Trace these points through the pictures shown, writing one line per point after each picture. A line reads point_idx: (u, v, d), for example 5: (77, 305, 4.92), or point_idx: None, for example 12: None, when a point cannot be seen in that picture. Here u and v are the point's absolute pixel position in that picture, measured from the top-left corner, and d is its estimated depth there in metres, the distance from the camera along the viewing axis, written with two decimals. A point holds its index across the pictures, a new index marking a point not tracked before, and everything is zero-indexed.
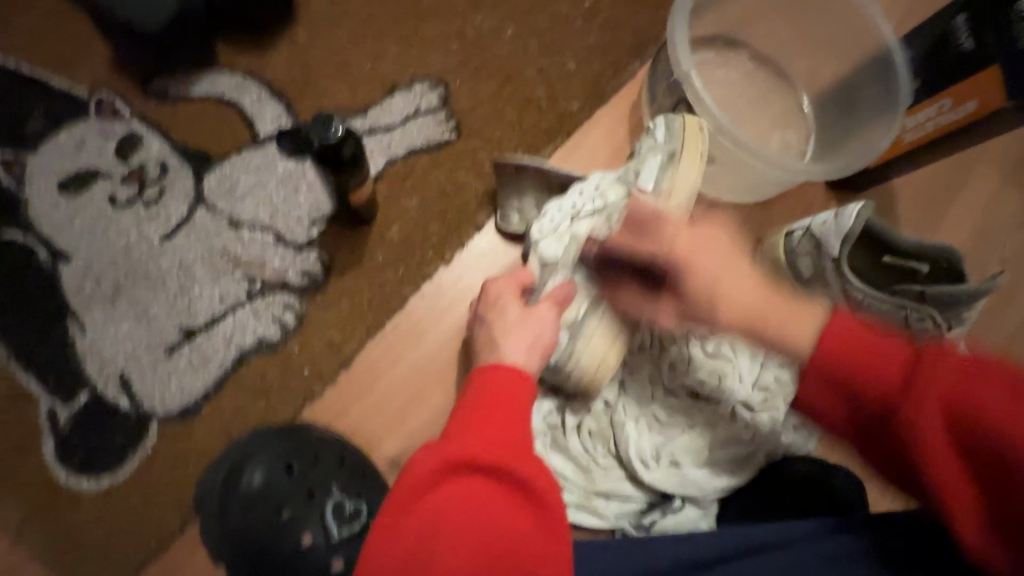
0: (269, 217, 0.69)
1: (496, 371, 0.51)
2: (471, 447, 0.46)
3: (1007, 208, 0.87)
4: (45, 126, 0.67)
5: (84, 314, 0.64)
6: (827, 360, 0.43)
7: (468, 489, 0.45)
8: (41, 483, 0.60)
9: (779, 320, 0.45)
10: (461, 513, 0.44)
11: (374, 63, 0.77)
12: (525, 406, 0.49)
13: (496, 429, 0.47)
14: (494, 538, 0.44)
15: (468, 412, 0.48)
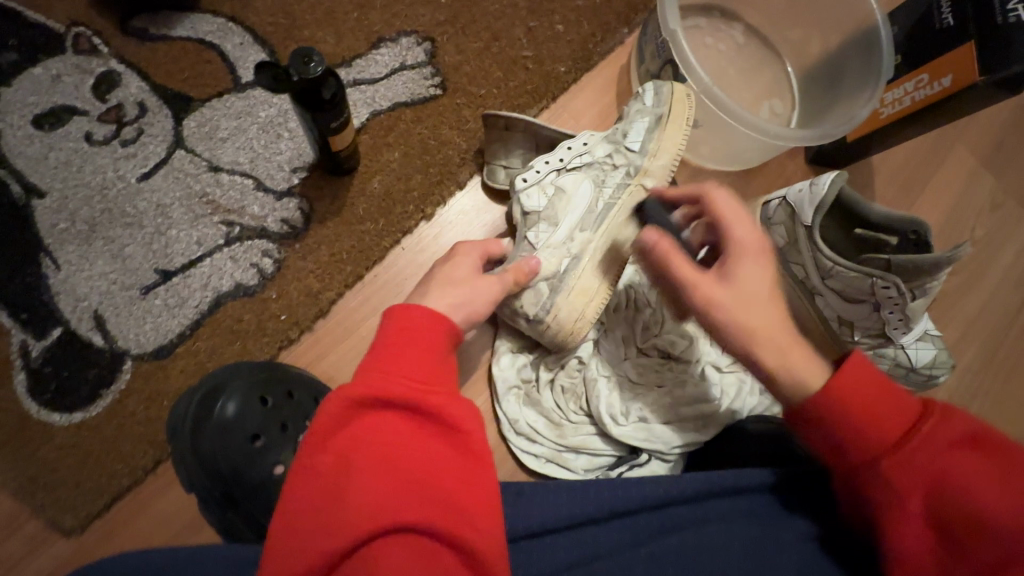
0: (250, 163, 0.69)
1: (410, 309, 0.43)
2: (383, 383, 0.40)
3: (977, 189, 0.90)
4: (20, 59, 0.66)
5: (58, 251, 0.63)
6: (835, 401, 0.42)
7: (377, 426, 0.39)
8: (13, 415, 0.60)
9: (792, 358, 0.45)
10: (370, 452, 0.38)
11: (361, 14, 0.76)
12: (442, 339, 0.44)
13: (411, 362, 0.41)
14: (414, 476, 0.38)
15: (378, 349, 0.42)
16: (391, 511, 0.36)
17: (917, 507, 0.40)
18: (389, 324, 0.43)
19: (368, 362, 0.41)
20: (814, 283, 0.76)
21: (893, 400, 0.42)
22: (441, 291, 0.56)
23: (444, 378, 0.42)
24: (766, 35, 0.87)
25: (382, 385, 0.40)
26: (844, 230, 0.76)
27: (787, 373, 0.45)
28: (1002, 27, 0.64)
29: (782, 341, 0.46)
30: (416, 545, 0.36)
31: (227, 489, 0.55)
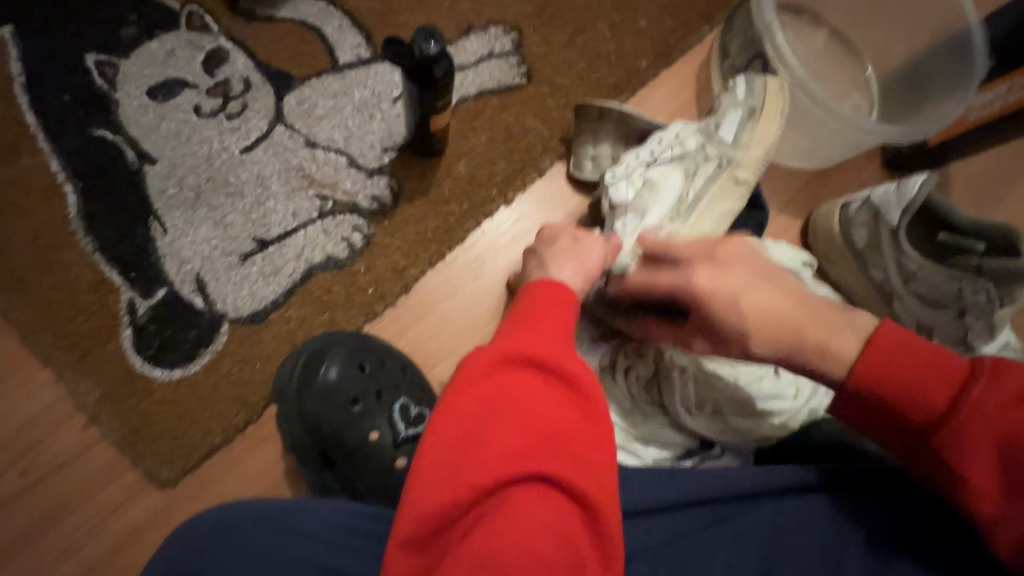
0: (344, 141, 0.71)
1: (549, 283, 0.48)
2: (522, 343, 0.42)
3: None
4: (138, 33, 0.69)
5: (167, 215, 0.66)
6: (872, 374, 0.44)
7: (517, 381, 0.41)
8: (118, 369, 0.63)
9: (813, 334, 0.45)
10: (513, 404, 0.40)
11: (452, 3, 0.78)
12: (570, 314, 0.46)
13: (552, 330, 0.44)
14: (547, 425, 0.39)
15: (516, 317, 0.45)
16: (527, 453, 0.38)
17: (982, 452, 0.40)
18: (532, 295, 0.47)
19: (508, 325, 0.45)
20: (895, 288, 0.75)
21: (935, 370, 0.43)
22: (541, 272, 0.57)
23: (572, 347, 0.44)
24: (852, 40, 0.91)
25: (524, 346, 0.42)
26: (926, 233, 0.75)
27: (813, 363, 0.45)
28: None
29: (802, 324, 0.46)
30: (549, 499, 0.37)
31: (326, 451, 0.59)
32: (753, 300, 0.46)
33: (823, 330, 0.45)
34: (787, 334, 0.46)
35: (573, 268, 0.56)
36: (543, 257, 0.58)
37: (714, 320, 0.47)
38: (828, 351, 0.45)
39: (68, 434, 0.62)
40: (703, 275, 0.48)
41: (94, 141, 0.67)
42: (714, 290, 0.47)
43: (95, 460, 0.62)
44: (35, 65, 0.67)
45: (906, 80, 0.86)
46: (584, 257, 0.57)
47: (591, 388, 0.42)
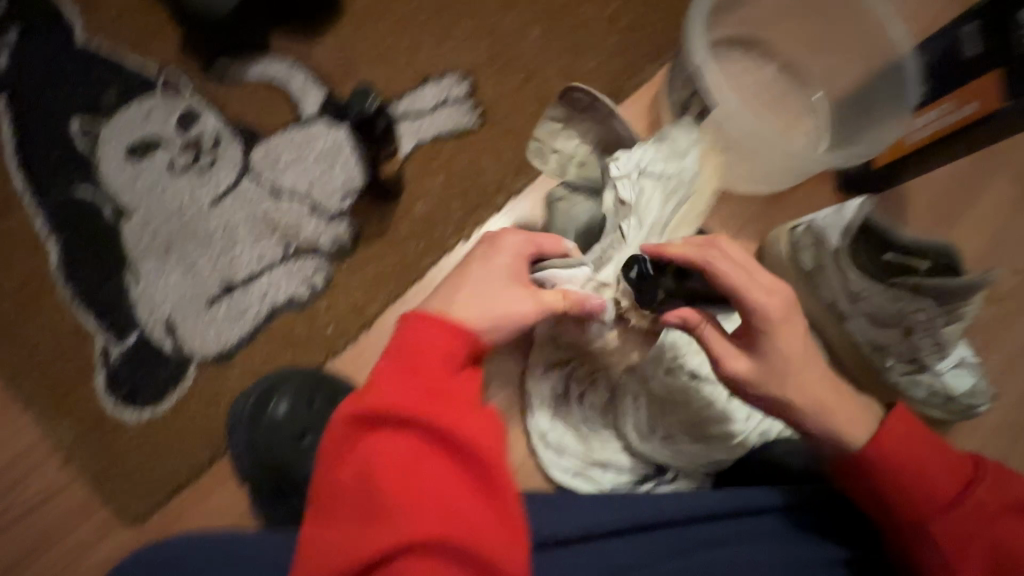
0: (307, 189, 0.76)
1: (426, 318, 0.49)
2: (392, 397, 0.44)
3: (991, 223, 0.94)
4: (118, 98, 0.75)
5: (140, 265, 0.71)
6: (886, 454, 0.54)
7: (389, 437, 0.43)
8: (92, 411, 0.67)
9: (838, 413, 0.56)
10: (386, 461, 0.42)
11: (410, 55, 0.84)
12: (446, 354, 0.48)
13: (427, 376, 0.46)
14: (420, 481, 0.42)
15: (390, 366, 0.47)
16: (402, 514, 0.41)
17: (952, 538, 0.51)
18: (406, 332, 0.48)
19: (382, 369, 0.47)
20: (844, 308, 0.76)
21: (940, 462, 0.53)
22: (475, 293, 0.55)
23: (447, 390, 0.46)
24: (802, 68, 0.94)
25: (392, 398, 0.44)
26: (875, 256, 0.76)
27: (831, 424, 0.56)
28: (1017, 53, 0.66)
29: (827, 397, 0.56)
30: (427, 553, 0.40)
31: (278, 483, 0.64)
32: (791, 350, 0.55)
33: (846, 413, 0.56)
34: (819, 402, 0.56)
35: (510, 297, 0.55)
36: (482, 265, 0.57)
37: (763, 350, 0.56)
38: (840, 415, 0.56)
39: (45, 475, 0.65)
40: (777, 313, 0.55)
41: (76, 198, 0.72)
42: (779, 334, 0.55)
43: (68, 500, 0.65)
44: (25, 132, 0.74)
45: (852, 105, 0.89)
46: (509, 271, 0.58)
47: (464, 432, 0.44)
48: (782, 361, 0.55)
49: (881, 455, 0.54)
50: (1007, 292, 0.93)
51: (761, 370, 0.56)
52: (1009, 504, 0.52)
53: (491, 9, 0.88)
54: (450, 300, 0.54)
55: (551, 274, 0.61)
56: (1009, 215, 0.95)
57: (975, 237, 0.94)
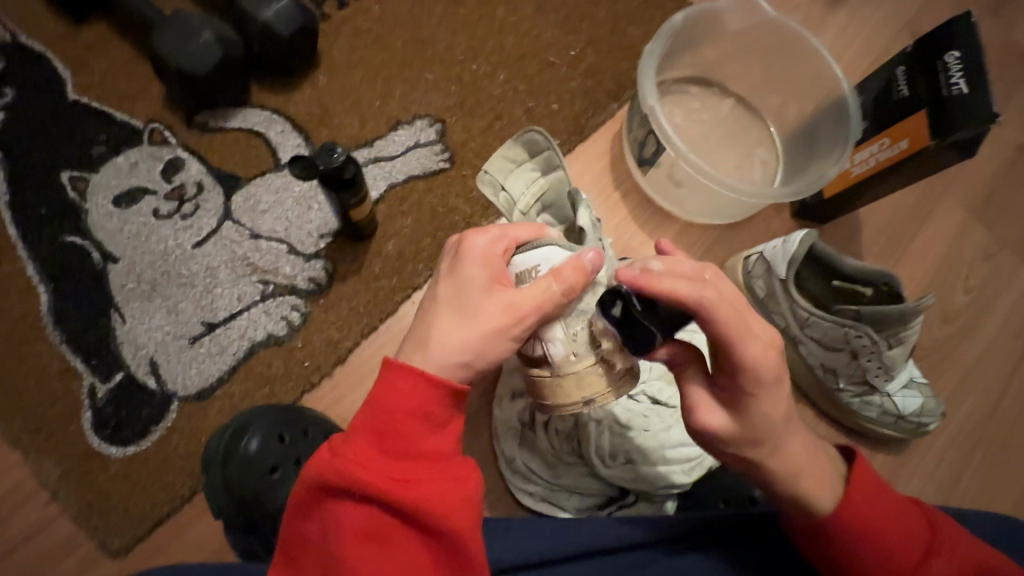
0: (284, 231, 0.81)
1: (407, 371, 0.48)
2: (364, 462, 0.45)
3: (941, 246, 0.99)
4: (107, 150, 0.81)
5: (125, 307, 0.75)
6: (850, 516, 0.52)
7: (349, 504, 0.45)
8: (78, 449, 0.70)
9: (808, 486, 0.53)
10: (349, 529, 0.45)
11: (382, 102, 0.89)
12: (422, 415, 0.47)
13: (396, 442, 0.46)
14: (384, 546, 0.45)
15: (366, 423, 0.47)
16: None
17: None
18: (381, 387, 0.48)
19: (357, 424, 0.48)
20: (796, 333, 0.81)
21: (899, 529, 0.52)
22: (455, 321, 0.51)
23: (418, 458, 0.47)
24: (754, 103, 0.99)
25: (359, 469, 0.45)
26: (821, 282, 0.80)
27: (799, 494, 0.53)
28: (947, 98, 0.72)
29: (803, 469, 0.53)
30: None
31: (250, 516, 0.68)
32: (773, 412, 0.51)
33: (815, 481, 0.53)
34: (794, 472, 0.52)
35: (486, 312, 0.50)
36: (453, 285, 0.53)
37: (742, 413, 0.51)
38: (812, 486, 0.53)
39: (32, 511, 0.69)
40: (765, 383, 0.50)
41: (65, 246, 0.77)
42: (762, 400, 0.50)
43: (54, 534, 0.68)
44: (18, 184, 0.78)
45: (802, 138, 0.95)
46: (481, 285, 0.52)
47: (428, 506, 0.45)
48: (761, 429, 0.51)
49: (843, 519, 0.53)
50: (959, 312, 0.97)
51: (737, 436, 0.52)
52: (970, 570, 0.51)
53: (459, 56, 0.93)
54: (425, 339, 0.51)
55: (532, 260, 0.54)
56: (956, 238, 1.00)
57: (927, 259, 0.98)
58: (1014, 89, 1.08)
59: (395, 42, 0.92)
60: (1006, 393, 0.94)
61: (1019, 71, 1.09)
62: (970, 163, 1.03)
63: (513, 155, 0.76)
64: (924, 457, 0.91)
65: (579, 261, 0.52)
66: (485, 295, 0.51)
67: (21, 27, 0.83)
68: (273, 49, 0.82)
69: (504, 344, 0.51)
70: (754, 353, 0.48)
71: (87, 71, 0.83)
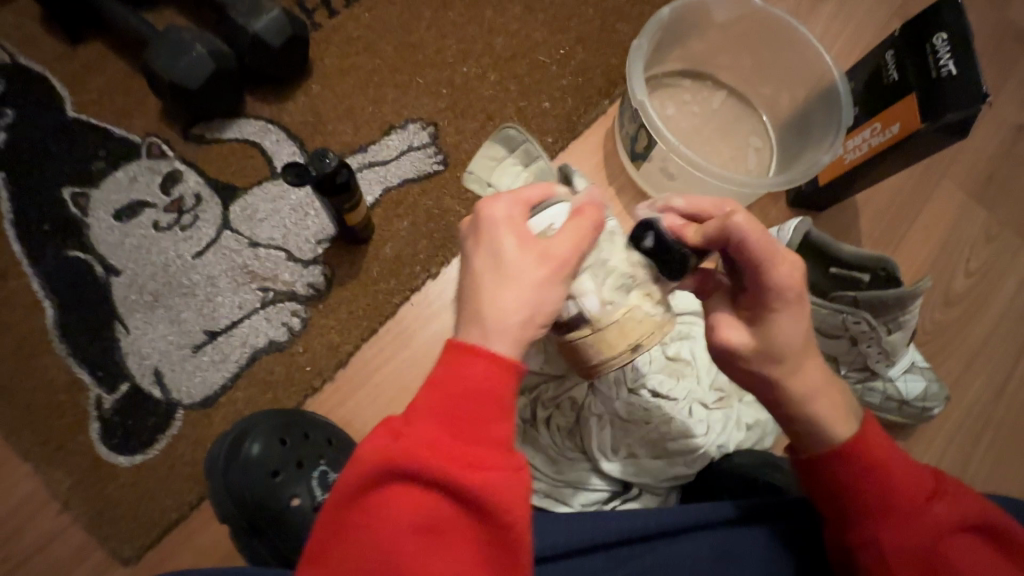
0: (282, 238, 0.82)
1: (469, 352, 0.46)
2: (424, 443, 0.43)
3: (941, 229, 0.98)
4: (107, 165, 0.82)
5: (129, 319, 0.77)
6: (865, 444, 0.51)
7: (410, 489, 0.42)
8: (87, 459, 0.71)
9: (828, 412, 0.52)
10: (400, 518, 0.42)
11: (375, 107, 0.90)
12: (489, 400, 0.45)
13: (464, 428, 0.44)
14: (433, 538, 0.42)
15: (428, 402, 0.45)
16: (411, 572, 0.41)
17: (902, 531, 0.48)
18: (451, 365, 0.46)
19: (418, 403, 0.45)
20: None
21: (903, 466, 0.50)
22: (500, 286, 0.48)
23: (482, 444, 0.44)
24: (745, 94, 0.99)
25: (425, 452, 0.43)
26: (821, 270, 0.80)
27: (820, 417, 0.51)
28: (937, 80, 0.73)
29: (822, 396, 0.52)
30: None
31: (254, 521, 0.69)
32: (791, 335, 0.50)
33: (831, 407, 0.52)
34: (811, 393, 0.52)
35: (518, 291, 0.48)
36: (474, 267, 0.49)
37: (761, 317, 0.51)
38: (834, 414, 0.52)
39: (44, 522, 0.70)
40: (788, 310, 0.50)
41: (69, 261, 0.78)
42: (778, 318, 0.50)
43: (67, 543, 0.70)
44: (22, 202, 0.80)
45: (793, 126, 0.95)
46: (501, 257, 0.49)
47: (489, 495, 0.43)
48: (780, 350, 0.51)
49: (856, 449, 0.51)
50: (962, 294, 0.96)
51: (757, 352, 0.51)
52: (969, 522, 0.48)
53: (450, 58, 0.94)
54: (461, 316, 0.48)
55: (546, 220, 0.56)
56: (957, 220, 0.99)
57: (928, 242, 0.98)
58: (1010, 69, 1.08)
59: (385, 47, 0.93)
60: (1013, 374, 0.94)
61: (1014, 51, 1.09)
62: (968, 145, 1.02)
63: (493, 152, 0.82)
64: (932, 442, 0.90)
65: (593, 201, 0.54)
66: (518, 253, 0.49)
67: (19, 48, 0.85)
68: (264, 60, 0.83)
69: (556, 290, 0.49)
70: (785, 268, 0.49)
71: (85, 89, 0.84)
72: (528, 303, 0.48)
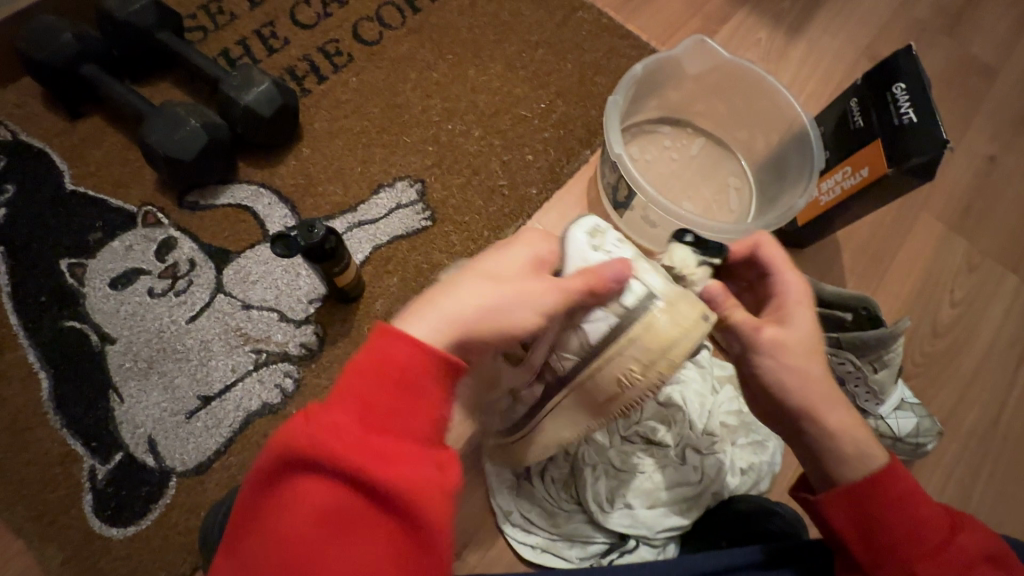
0: (275, 299, 0.83)
1: (397, 338, 0.43)
2: (332, 434, 0.39)
3: (921, 260, 1.00)
4: (103, 235, 0.84)
5: (123, 387, 0.78)
6: (889, 485, 0.50)
7: (312, 479, 0.39)
8: (79, 532, 0.71)
9: (842, 418, 0.53)
10: (310, 514, 0.38)
11: (364, 167, 0.93)
12: (403, 388, 0.42)
13: (377, 417, 0.41)
14: (339, 538, 0.38)
15: (346, 388, 0.41)
16: (316, 574, 0.37)
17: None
18: (377, 350, 0.42)
19: (334, 390, 0.41)
20: None
21: (932, 506, 0.50)
22: (475, 282, 0.50)
23: (404, 437, 0.41)
24: (721, 138, 1.03)
25: (336, 446, 0.39)
26: None
27: (835, 429, 0.53)
28: (899, 127, 0.76)
29: (835, 399, 0.54)
30: None
31: None
32: (809, 330, 0.56)
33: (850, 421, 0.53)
34: (825, 400, 0.54)
35: (485, 288, 0.50)
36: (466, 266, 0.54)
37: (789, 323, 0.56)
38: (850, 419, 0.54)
39: None
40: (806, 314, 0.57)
41: (65, 331, 0.79)
42: (802, 322, 0.56)
43: None
44: (20, 275, 0.82)
45: (769, 168, 0.98)
46: (497, 262, 0.53)
47: (405, 494, 0.39)
48: (806, 351, 0.55)
49: (881, 491, 0.50)
50: (948, 325, 0.97)
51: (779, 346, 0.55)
52: (991, 551, 0.48)
53: (435, 117, 0.98)
54: (420, 298, 0.49)
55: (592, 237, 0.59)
56: (936, 251, 1.01)
57: (911, 275, 0.99)
58: (976, 103, 1.12)
59: (373, 109, 0.97)
60: (1005, 404, 0.94)
61: (979, 86, 1.13)
62: (940, 178, 1.05)
63: None
64: (930, 476, 0.89)
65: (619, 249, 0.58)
66: (520, 268, 0.53)
67: (19, 125, 0.88)
68: (256, 129, 0.86)
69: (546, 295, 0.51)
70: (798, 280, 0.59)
71: (84, 161, 0.88)
72: (486, 300, 0.49)
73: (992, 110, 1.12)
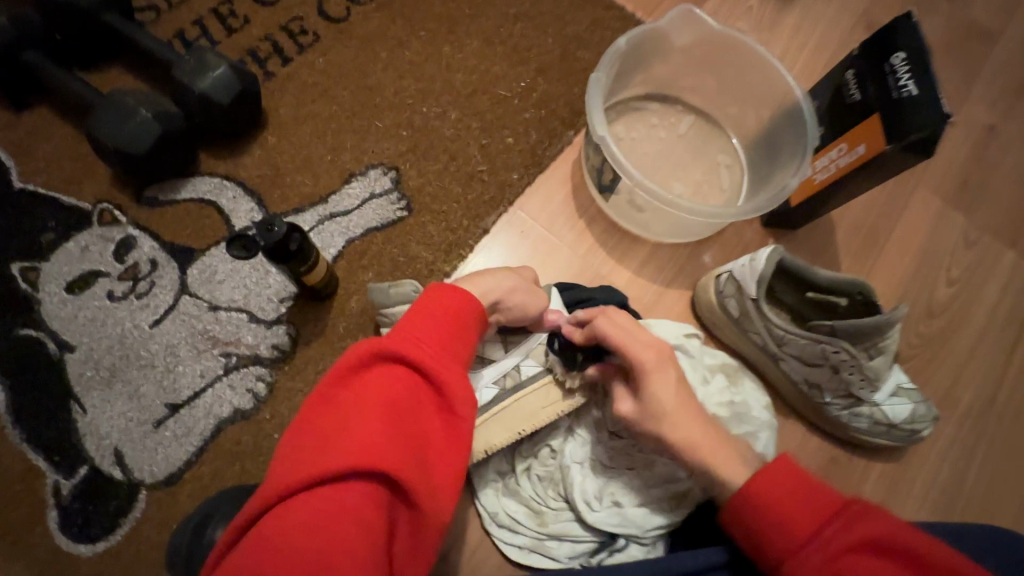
0: (243, 300, 0.79)
1: (454, 290, 0.56)
2: (406, 344, 0.49)
3: (917, 238, 0.97)
4: (57, 236, 0.79)
5: (85, 397, 0.74)
6: (755, 490, 0.56)
7: (393, 375, 0.47)
8: (46, 550, 0.68)
9: (717, 461, 0.59)
10: (377, 399, 0.45)
11: (334, 155, 0.88)
12: (461, 321, 0.54)
13: (443, 336, 0.52)
14: (400, 420, 0.46)
15: (419, 316, 0.53)
16: (374, 447, 0.43)
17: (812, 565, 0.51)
18: (439, 295, 0.55)
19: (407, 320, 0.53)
20: (774, 350, 0.79)
21: (808, 498, 0.54)
22: (499, 274, 0.69)
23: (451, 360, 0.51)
24: (711, 115, 0.98)
25: (413, 348, 0.49)
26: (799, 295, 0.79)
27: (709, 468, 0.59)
28: (898, 101, 0.71)
29: (703, 447, 0.60)
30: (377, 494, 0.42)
31: None
32: (661, 395, 0.61)
33: (721, 460, 0.59)
34: (698, 449, 0.60)
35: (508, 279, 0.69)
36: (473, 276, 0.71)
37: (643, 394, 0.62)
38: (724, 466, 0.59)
39: None
40: (655, 384, 0.61)
41: (21, 340, 0.75)
42: (651, 391, 0.61)
43: None
44: None
45: (762, 146, 0.93)
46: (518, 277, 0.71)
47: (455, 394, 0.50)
48: (661, 418, 0.61)
49: (749, 496, 0.56)
50: (945, 305, 0.95)
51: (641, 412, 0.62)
52: (872, 537, 0.49)
53: (409, 99, 0.92)
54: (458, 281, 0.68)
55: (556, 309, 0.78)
56: (933, 228, 0.98)
57: (907, 253, 0.96)
58: (977, 70, 1.07)
59: (341, 92, 0.91)
60: (1001, 384, 0.92)
61: (979, 52, 1.08)
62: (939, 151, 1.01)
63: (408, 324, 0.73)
64: (926, 459, 0.88)
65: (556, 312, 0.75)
66: (523, 278, 0.71)
67: None
68: (214, 118, 0.81)
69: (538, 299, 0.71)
70: (639, 355, 0.63)
71: (33, 157, 0.82)
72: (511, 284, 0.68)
73: (993, 77, 1.07)
